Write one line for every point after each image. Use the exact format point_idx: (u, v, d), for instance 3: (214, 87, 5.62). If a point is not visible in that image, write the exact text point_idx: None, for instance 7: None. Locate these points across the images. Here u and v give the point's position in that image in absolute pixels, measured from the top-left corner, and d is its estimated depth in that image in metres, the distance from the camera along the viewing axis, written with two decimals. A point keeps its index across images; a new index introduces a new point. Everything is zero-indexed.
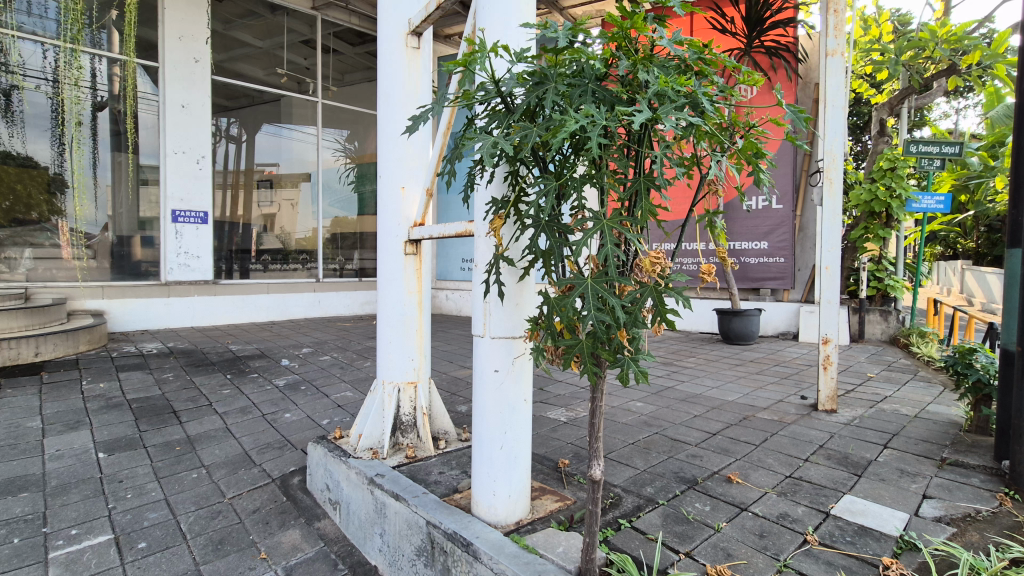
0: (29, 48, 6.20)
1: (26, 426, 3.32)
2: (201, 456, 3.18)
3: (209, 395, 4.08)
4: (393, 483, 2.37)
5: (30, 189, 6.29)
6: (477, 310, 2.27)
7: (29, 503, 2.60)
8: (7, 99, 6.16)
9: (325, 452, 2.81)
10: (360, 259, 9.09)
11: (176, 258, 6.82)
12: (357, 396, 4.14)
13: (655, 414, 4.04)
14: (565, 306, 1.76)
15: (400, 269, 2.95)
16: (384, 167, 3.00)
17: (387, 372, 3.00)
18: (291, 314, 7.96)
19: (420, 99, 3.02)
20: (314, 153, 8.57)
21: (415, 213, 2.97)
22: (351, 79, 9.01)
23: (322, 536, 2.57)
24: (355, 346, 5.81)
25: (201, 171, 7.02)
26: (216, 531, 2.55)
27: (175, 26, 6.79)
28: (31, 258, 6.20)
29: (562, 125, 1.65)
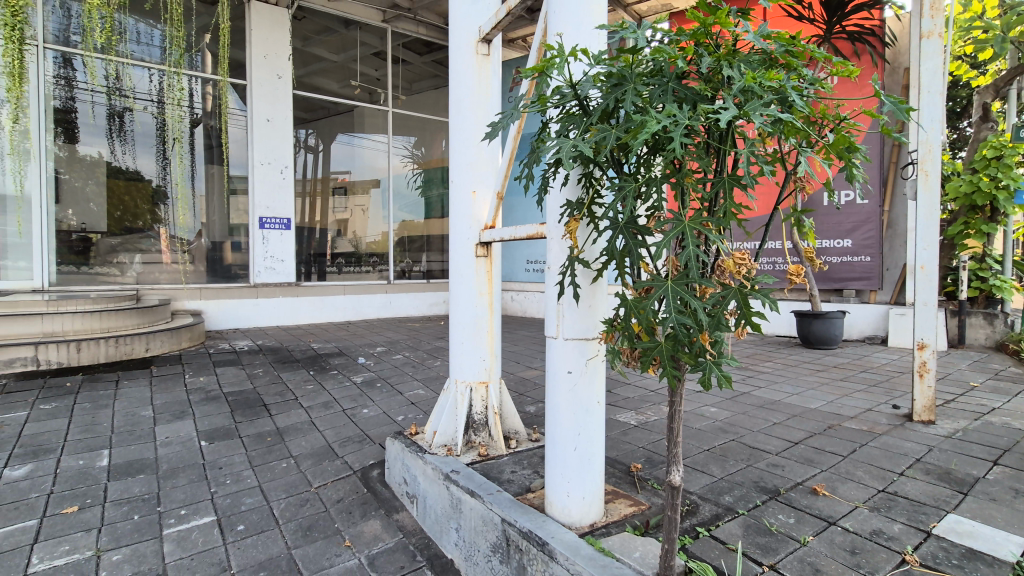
0: (139, 73, 6.78)
1: (140, 415, 3.68)
2: (290, 447, 3.40)
3: (295, 390, 4.35)
4: (468, 479, 2.44)
5: (137, 200, 6.94)
6: (550, 313, 2.28)
7: (145, 484, 2.88)
8: (121, 120, 6.80)
9: (402, 447, 2.93)
10: (427, 261, 9.39)
11: (263, 262, 7.34)
12: (429, 394, 4.28)
13: (730, 420, 3.90)
14: (643, 309, 1.74)
15: (471, 271, 3.02)
16: (456, 172, 3.09)
17: (459, 371, 3.07)
18: (364, 315, 8.34)
19: (489, 104, 3.08)
20: (384, 159, 8.92)
21: (486, 216, 3.02)
22: (418, 87, 9.30)
23: (400, 528, 2.68)
24: (425, 346, 5.99)
25: (284, 180, 7.53)
26: (305, 518, 2.71)
27: (261, 45, 7.33)
28: (140, 263, 6.86)
29: (643, 125, 1.63)
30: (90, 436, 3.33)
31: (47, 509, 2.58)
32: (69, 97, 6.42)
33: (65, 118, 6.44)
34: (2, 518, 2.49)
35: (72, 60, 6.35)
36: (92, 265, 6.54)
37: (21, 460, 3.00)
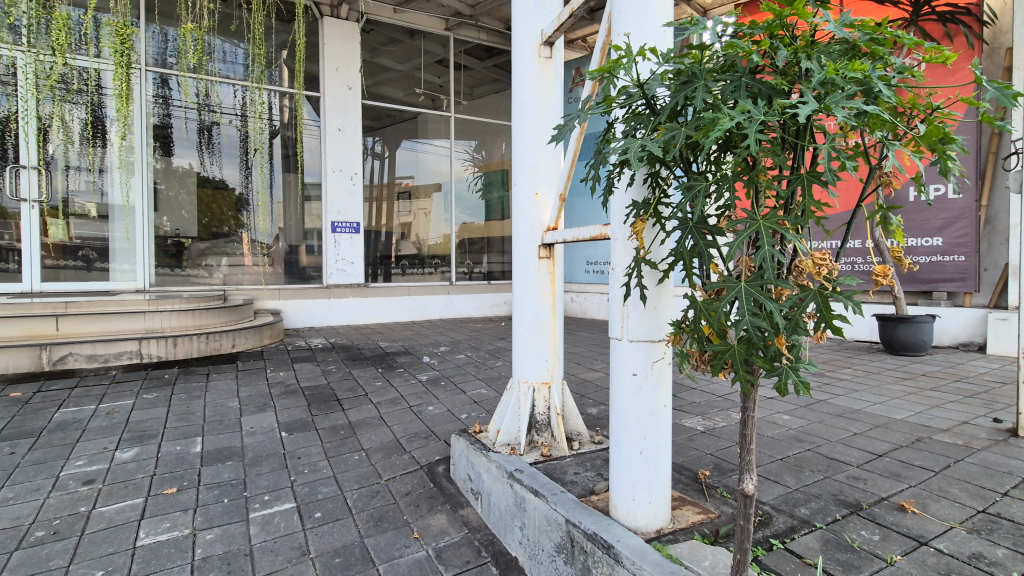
0: (225, 90, 7.32)
1: (228, 406, 3.98)
2: (362, 440, 3.57)
3: (365, 386, 4.56)
4: (532, 478, 2.46)
5: (222, 207, 7.46)
6: (614, 314, 2.26)
7: (234, 470, 3.11)
8: (210, 134, 7.34)
9: (466, 444, 3.00)
10: (488, 263, 9.55)
11: (335, 263, 7.76)
12: (491, 393, 4.36)
13: (805, 429, 3.71)
14: (715, 311, 1.69)
15: (534, 272, 3.05)
16: (519, 175, 3.13)
17: (522, 371, 3.10)
18: (428, 315, 8.58)
19: (552, 107, 3.09)
20: (446, 163, 9.15)
21: (548, 218, 3.03)
22: (479, 92, 9.47)
23: (466, 523, 2.74)
24: (487, 346, 6.09)
25: (354, 186, 7.91)
26: (376, 508, 2.84)
27: (334, 59, 7.74)
28: (226, 265, 7.39)
29: (715, 123, 1.58)
30: (186, 424, 3.64)
31: (151, 489, 2.84)
32: (165, 114, 7.00)
33: (162, 133, 7.02)
34: (114, 495, 2.76)
35: (168, 80, 6.94)
36: (184, 268, 7.11)
37: (129, 444, 3.32)
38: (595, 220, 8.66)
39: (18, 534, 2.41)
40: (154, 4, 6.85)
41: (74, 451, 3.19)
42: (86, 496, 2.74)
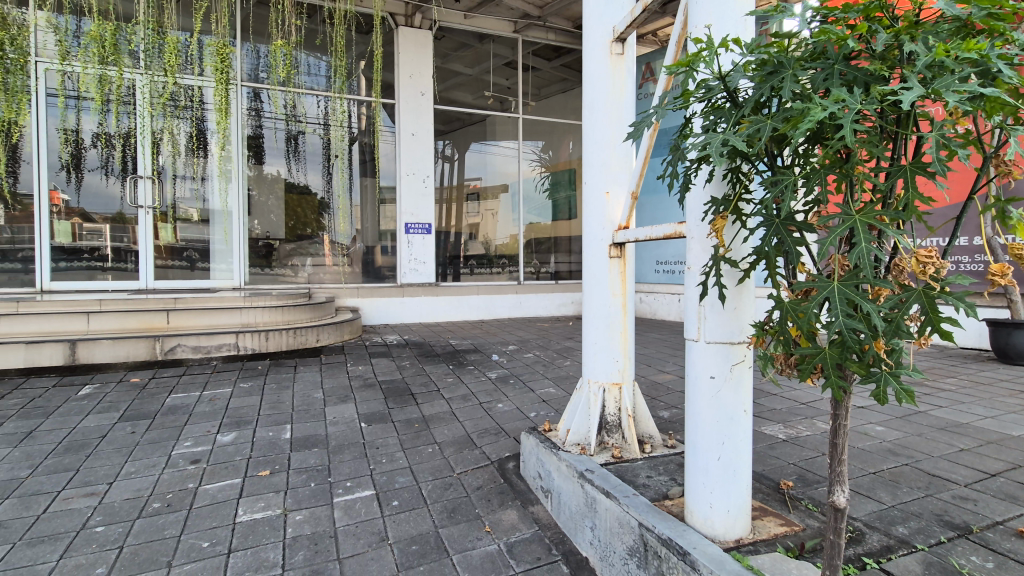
0: (310, 101, 7.79)
1: (313, 397, 4.25)
2: (435, 434, 3.69)
3: (438, 382, 4.71)
4: (603, 479, 2.45)
5: (306, 211, 7.94)
6: (690, 314, 2.19)
7: (319, 457, 3.32)
8: (296, 142, 7.79)
9: (536, 442, 3.03)
10: (555, 262, 9.55)
11: (408, 263, 8.09)
12: (559, 393, 4.37)
13: (902, 442, 3.42)
14: (803, 312, 1.59)
15: (604, 271, 3.02)
16: (590, 173, 3.11)
17: (593, 371, 3.07)
18: (496, 314, 8.71)
19: (623, 104, 3.05)
20: (514, 164, 9.25)
21: (620, 217, 2.99)
22: (547, 92, 9.48)
23: (536, 520, 2.77)
24: (555, 346, 6.08)
25: (427, 188, 8.20)
26: (449, 500, 2.93)
27: (408, 66, 8.05)
28: (310, 265, 7.88)
29: (805, 113, 1.49)
30: (277, 412, 3.93)
31: (248, 470, 3.10)
32: (257, 125, 7.54)
33: (255, 143, 7.57)
34: (216, 474, 3.03)
35: (260, 93, 7.49)
36: (273, 267, 7.65)
37: (228, 428, 3.63)
38: (667, 218, 8.42)
39: (139, 504, 2.71)
40: (249, 24, 7.41)
41: (183, 432, 3.53)
42: (194, 474, 3.03)
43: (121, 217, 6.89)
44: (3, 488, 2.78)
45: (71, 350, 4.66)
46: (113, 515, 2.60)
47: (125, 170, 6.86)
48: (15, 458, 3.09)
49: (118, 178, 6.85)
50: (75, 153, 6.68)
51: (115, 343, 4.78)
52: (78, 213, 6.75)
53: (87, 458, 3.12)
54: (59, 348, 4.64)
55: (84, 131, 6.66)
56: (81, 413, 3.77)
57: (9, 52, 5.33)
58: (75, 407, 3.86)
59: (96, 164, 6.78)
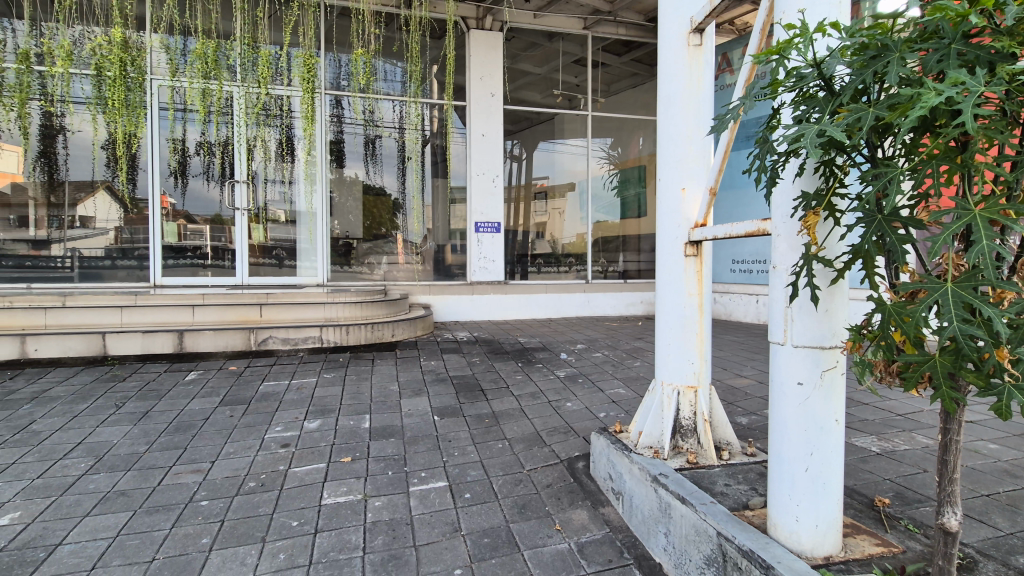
0: (387, 106, 8.08)
1: (390, 389, 4.45)
2: (504, 430, 3.74)
3: (507, 378, 4.78)
4: (678, 485, 2.39)
5: (382, 211, 8.26)
6: (776, 316, 2.07)
7: (396, 446, 3.46)
8: (374, 146, 8.11)
9: (607, 443, 3.00)
10: (624, 262, 9.36)
11: (478, 262, 8.25)
12: (629, 394, 4.29)
13: (1021, 462, 3.07)
14: (909, 316, 1.46)
15: (680, 270, 2.92)
16: (665, 170, 3.01)
17: (666, 372, 2.98)
18: (564, 312, 8.69)
19: (701, 98, 2.94)
20: (582, 162, 9.17)
21: (696, 214, 2.88)
22: (616, 88, 9.28)
23: (607, 522, 2.73)
24: (625, 346, 5.98)
25: (496, 188, 8.32)
26: (520, 496, 2.96)
27: (479, 68, 8.20)
28: (385, 264, 8.21)
29: (915, 100, 1.36)
30: (357, 402, 4.15)
31: (332, 456, 3.29)
32: (339, 131, 7.93)
33: (337, 148, 7.95)
34: (304, 458, 3.24)
35: (341, 101, 7.89)
36: (352, 265, 8.06)
37: (314, 415, 3.87)
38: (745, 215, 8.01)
39: (237, 482, 2.96)
40: (332, 35, 7.81)
41: (274, 418, 3.81)
42: (284, 457, 3.26)
43: (219, 218, 7.50)
44: (126, 461, 3.12)
45: (179, 340, 5.15)
46: (215, 491, 2.84)
47: (224, 175, 7.44)
48: (136, 434, 3.46)
49: (218, 183, 7.43)
50: (182, 161, 7.30)
51: (217, 333, 5.23)
52: (183, 215, 7.40)
53: (193, 438, 3.44)
54: (169, 338, 5.13)
55: (189, 141, 7.26)
56: (188, 396, 4.16)
57: (130, 71, 6.02)
58: (183, 391, 4.26)
59: (199, 170, 7.38)
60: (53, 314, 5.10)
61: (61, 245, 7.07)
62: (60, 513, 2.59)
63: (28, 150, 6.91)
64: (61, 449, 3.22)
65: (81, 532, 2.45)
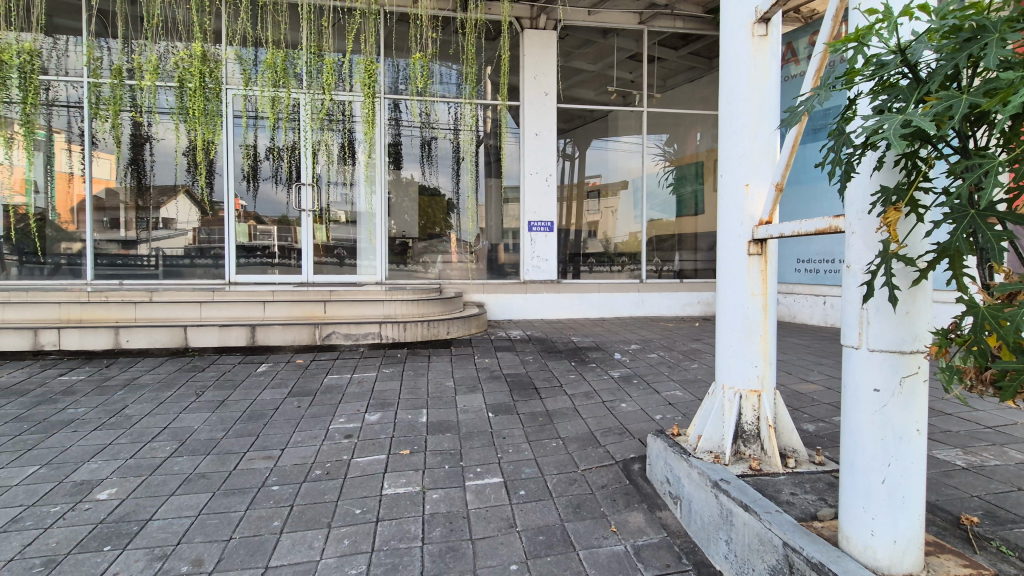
0: (443, 108, 8.24)
1: (445, 385, 4.55)
2: (558, 429, 3.74)
3: (560, 377, 4.77)
4: (740, 492, 2.31)
5: (436, 211, 8.43)
6: (850, 319, 1.94)
7: (452, 441, 3.53)
8: (430, 147, 8.30)
9: (664, 446, 2.94)
10: (680, 261, 9.12)
11: (531, 261, 8.28)
12: (686, 396, 4.18)
13: None
14: (1007, 319, 1.34)
15: (743, 270, 2.80)
16: (728, 165, 2.90)
17: (727, 376, 2.87)
18: (617, 312, 8.57)
19: (768, 90, 2.81)
20: (636, 159, 9.00)
21: (761, 211, 2.75)
22: (673, 83, 9.06)
23: (664, 526, 2.68)
24: (681, 348, 5.82)
25: (549, 186, 8.31)
26: (574, 495, 2.95)
27: (532, 68, 8.22)
28: (440, 262, 8.38)
29: (1017, 84, 1.25)
30: (414, 397, 4.27)
31: (391, 448, 3.40)
32: (397, 134, 8.16)
33: (395, 150, 8.19)
34: (365, 449, 3.37)
35: (399, 104, 8.11)
36: (408, 264, 8.28)
37: (374, 408, 4.02)
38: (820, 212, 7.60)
39: (305, 469, 3.11)
40: (391, 40, 8.04)
41: (337, 410, 3.98)
42: (347, 447, 3.40)
43: (285, 219, 7.88)
44: (206, 445, 3.35)
45: (251, 334, 5.47)
46: (285, 477, 3.01)
47: (291, 179, 7.81)
48: (214, 421, 3.71)
49: (285, 186, 7.81)
50: (254, 165, 7.75)
51: (285, 328, 5.52)
52: (253, 217, 7.82)
53: (265, 426, 3.65)
54: (242, 332, 5.46)
55: (260, 146, 7.73)
56: (260, 387, 4.42)
57: (208, 82, 6.49)
58: (255, 382, 4.53)
59: (269, 174, 7.79)
60: (142, 308, 5.54)
61: (147, 245, 7.67)
62: (149, 491, 2.82)
63: (120, 158, 7.54)
64: (150, 432, 3.50)
65: (168, 509, 2.66)
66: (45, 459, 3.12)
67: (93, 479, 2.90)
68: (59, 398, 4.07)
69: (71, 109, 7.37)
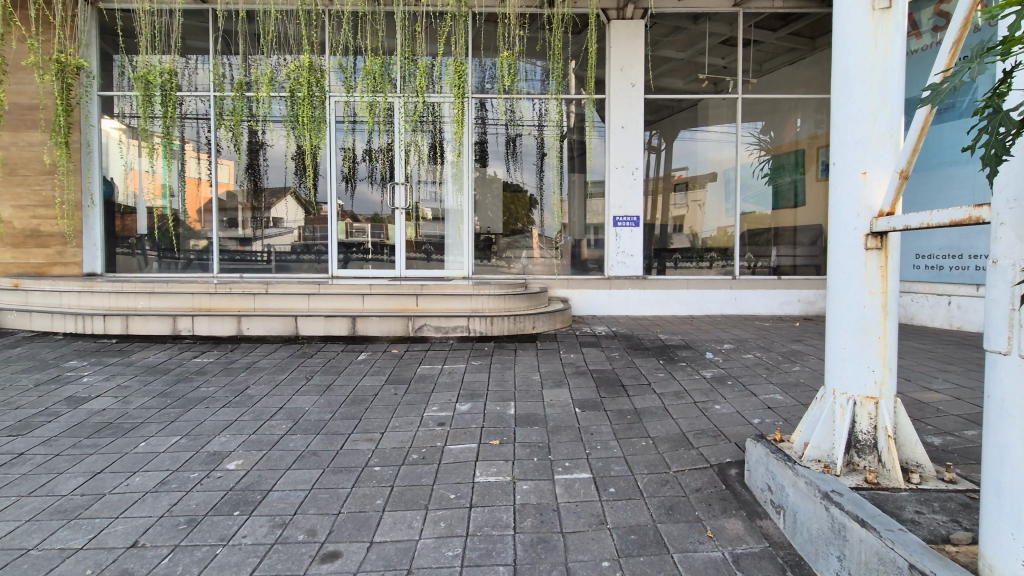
0: (528, 105, 8.28)
1: (532, 378, 4.60)
2: (647, 428, 3.65)
3: (648, 375, 4.65)
4: (856, 506, 2.14)
5: (518, 207, 8.51)
6: (996, 321, 1.73)
7: (540, 435, 3.56)
8: (514, 144, 8.37)
9: (766, 452, 2.78)
10: (777, 256, 8.54)
11: (616, 256, 8.14)
12: (788, 400, 3.92)
13: None
14: None
15: (859, 266, 2.57)
16: (842, 152, 2.67)
17: (839, 379, 2.65)
18: (707, 310, 8.20)
19: (889, 68, 2.55)
20: (728, 149, 8.55)
21: (881, 201, 2.51)
22: (770, 67, 8.50)
23: (766, 536, 2.54)
24: (780, 349, 5.46)
25: (635, 180, 8.12)
26: (666, 497, 2.87)
27: (619, 59, 8.06)
28: (524, 258, 8.47)
29: None
30: (502, 389, 4.36)
31: (482, 438, 3.49)
32: (483, 132, 8.32)
33: (481, 148, 8.36)
34: (458, 437, 3.49)
35: (486, 103, 8.26)
36: (493, 259, 8.44)
37: (465, 399, 4.15)
38: (950, 202, 6.86)
39: (403, 452, 3.29)
40: (479, 40, 8.21)
41: (431, 398, 4.16)
42: (441, 434, 3.54)
43: (378, 218, 8.30)
44: (316, 426, 3.63)
45: (352, 325, 5.85)
46: (385, 459, 3.20)
47: (385, 179, 8.22)
48: (322, 403, 4.02)
49: (380, 185, 8.22)
50: (352, 167, 8.22)
51: (381, 320, 5.85)
52: (350, 215, 8.32)
53: (366, 410, 3.90)
54: (344, 322, 5.87)
55: (358, 148, 8.20)
56: (360, 373, 4.73)
57: (314, 90, 7.11)
58: (356, 369, 4.85)
59: (365, 175, 8.23)
60: (259, 299, 6.10)
61: (260, 243, 8.41)
62: (269, 464, 3.11)
63: (239, 163, 8.32)
64: (268, 412, 3.85)
65: (285, 482, 2.92)
66: (185, 430, 3.53)
67: (223, 451, 3.25)
68: (193, 377, 4.60)
69: (199, 121, 8.23)
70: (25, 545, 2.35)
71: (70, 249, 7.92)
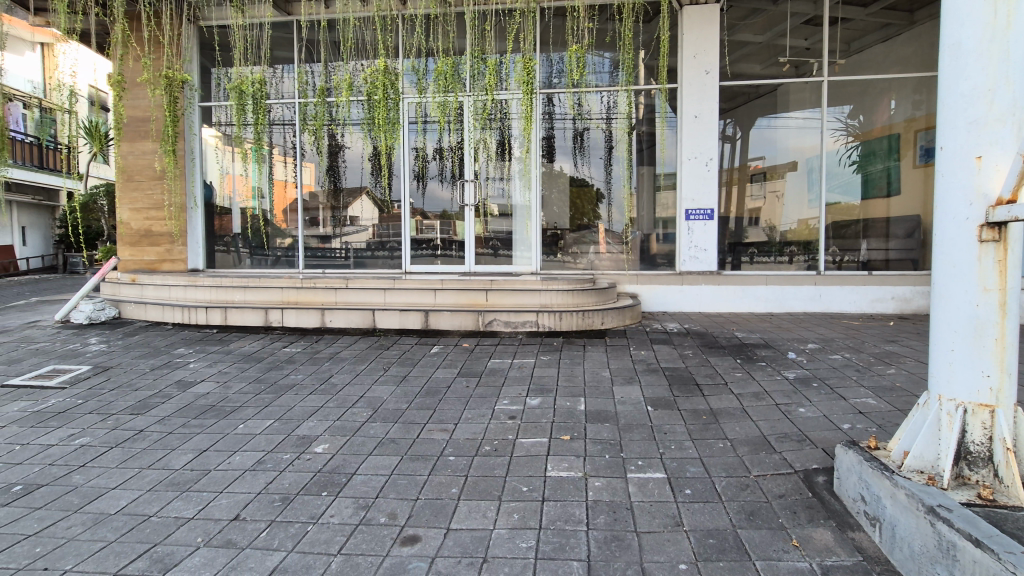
0: (596, 98, 8.16)
1: (602, 374, 4.56)
2: (724, 429, 3.52)
3: (725, 375, 4.47)
4: (968, 522, 1.96)
5: (585, 202, 8.42)
6: None
7: (611, 432, 3.52)
8: (582, 137, 8.30)
9: (858, 459, 2.60)
10: (867, 250, 7.93)
11: (688, 251, 7.88)
12: (882, 405, 3.64)
13: None
14: None
15: (971, 260, 2.33)
16: (951, 135, 2.42)
17: (945, 385, 2.43)
18: (788, 307, 7.75)
19: (1011, 39, 2.28)
20: (812, 136, 8.01)
21: (999, 188, 2.26)
22: (860, 46, 7.88)
23: (859, 549, 2.37)
24: (872, 349, 5.06)
25: (710, 171, 7.79)
26: (747, 502, 2.75)
27: (692, 46, 7.76)
28: (591, 253, 8.38)
29: None
30: (572, 384, 4.35)
31: (553, 432, 3.51)
32: (551, 127, 8.31)
33: (549, 143, 8.35)
34: (529, 431, 3.53)
35: (554, 97, 8.23)
36: (560, 255, 8.41)
37: (535, 393, 4.18)
38: None
39: (476, 444, 3.36)
40: (548, 36, 8.19)
41: (501, 392, 4.22)
42: (512, 427, 3.59)
43: (447, 215, 8.50)
44: (394, 415, 3.80)
45: (424, 318, 6.07)
46: (459, 449, 3.29)
47: (455, 176, 8.42)
48: (398, 393, 4.19)
49: (449, 184, 8.42)
50: (423, 166, 8.48)
51: (453, 314, 6.02)
52: (420, 212, 8.58)
53: (439, 402, 4.02)
54: (418, 316, 6.09)
55: (429, 148, 8.44)
56: (434, 366, 4.89)
57: (390, 93, 7.43)
58: (430, 361, 5.02)
59: (436, 173, 8.46)
60: (341, 293, 6.44)
61: (339, 241, 8.87)
62: (353, 449, 3.29)
63: (320, 165, 8.81)
64: (350, 399, 4.07)
65: (367, 466, 3.08)
66: (277, 414, 3.81)
67: (311, 435, 3.47)
68: (283, 365, 4.95)
69: (286, 126, 8.78)
70: (147, 511, 2.64)
71: (177, 248, 8.73)
